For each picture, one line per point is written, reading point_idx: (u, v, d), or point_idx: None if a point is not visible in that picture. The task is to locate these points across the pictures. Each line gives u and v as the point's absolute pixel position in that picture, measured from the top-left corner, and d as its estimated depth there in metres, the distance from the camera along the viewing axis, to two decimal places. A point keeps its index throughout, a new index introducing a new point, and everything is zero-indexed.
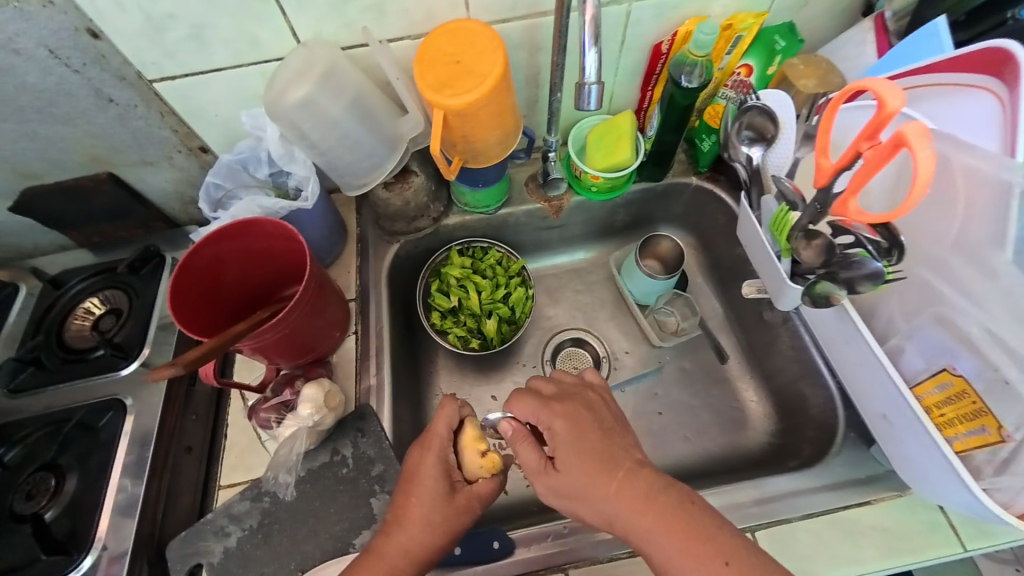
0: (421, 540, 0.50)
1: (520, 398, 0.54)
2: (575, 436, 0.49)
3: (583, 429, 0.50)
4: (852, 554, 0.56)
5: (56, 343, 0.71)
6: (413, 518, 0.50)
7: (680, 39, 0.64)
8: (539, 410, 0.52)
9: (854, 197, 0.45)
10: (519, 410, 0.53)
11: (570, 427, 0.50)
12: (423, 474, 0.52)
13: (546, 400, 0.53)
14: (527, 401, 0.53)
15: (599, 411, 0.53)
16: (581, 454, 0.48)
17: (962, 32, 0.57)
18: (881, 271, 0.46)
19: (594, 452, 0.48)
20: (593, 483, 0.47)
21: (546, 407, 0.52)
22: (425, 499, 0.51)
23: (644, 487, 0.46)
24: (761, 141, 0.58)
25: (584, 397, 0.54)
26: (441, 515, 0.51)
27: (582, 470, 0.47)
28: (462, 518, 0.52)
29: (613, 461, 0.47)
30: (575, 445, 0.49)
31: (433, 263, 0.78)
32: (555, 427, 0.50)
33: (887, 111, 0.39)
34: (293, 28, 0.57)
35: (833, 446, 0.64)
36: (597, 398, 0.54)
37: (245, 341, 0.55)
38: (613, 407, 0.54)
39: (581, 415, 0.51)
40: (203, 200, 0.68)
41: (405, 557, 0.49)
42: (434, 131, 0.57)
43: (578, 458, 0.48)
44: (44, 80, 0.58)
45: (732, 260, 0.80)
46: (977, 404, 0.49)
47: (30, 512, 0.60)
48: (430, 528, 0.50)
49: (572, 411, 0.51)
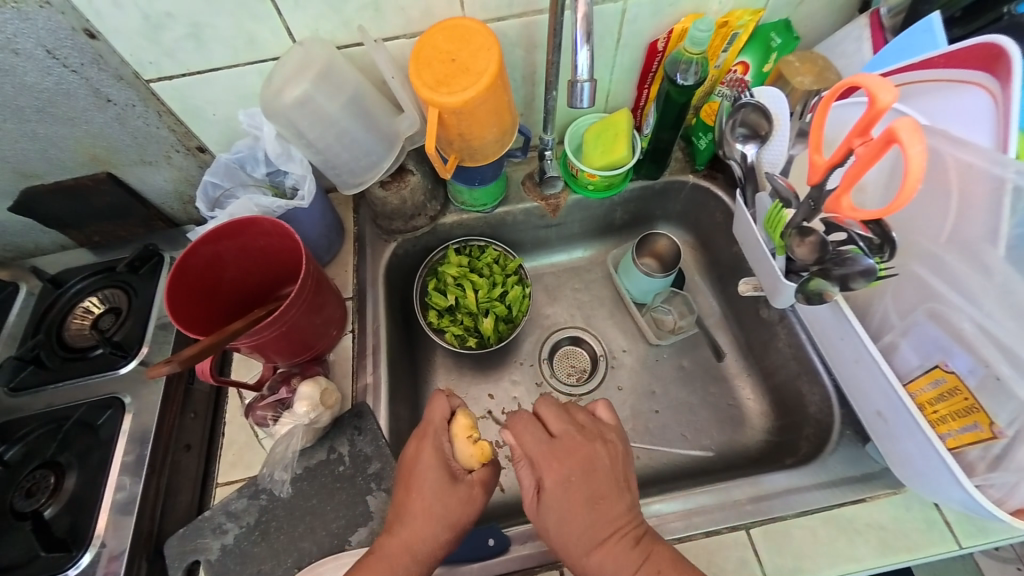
0: (424, 533, 0.50)
1: (524, 431, 0.54)
2: (560, 492, 0.50)
3: (572, 491, 0.50)
4: (848, 552, 0.56)
5: (57, 342, 0.72)
6: (418, 510, 0.51)
7: (676, 37, 0.64)
8: (537, 453, 0.52)
9: (847, 193, 0.45)
10: (522, 445, 0.54)
11: (558, 483, 0.50)
12: (423, 465, 0.53)
13: (548, 445, 0.53)
14: (530, 438, 0.54)
15: (597, 473, 0.51)
16: (563, 513, 0.50)
17: (957, 29, 0.56)
18: (874, 267, 0.46)
19: (578, 517, 0.49)
20: (569, 545, 0.49)
21: (544, 450, 0.52)
22: (428, 490, 0.51)
23: (617, 558, 0.48)
24: (755, 138, 0.58)
25: (586, 452, 0.52)
26: (447, 505, 0.51)
27: (563, 530, 0.50)
28: (466, 510, 0.52)
29: (595, 530, 0.49)
30: (559, 503, 0.50)
31: (430, 262, 0.79)
32: (545, 479, 0.51)
33: (878, 107, 0.39)
34: (289, 27, 0.57)
35: (830, 444, 0.64)
36: (604, 451, 0.53)
37: (241, 340, 0.55)
38: (616, 467, 0.53)
39: (575, 472, 0.51)
40: (201, 199, 0.68)
41: (408, 554, 0.49)
42: (429, 129, 0.57)
43: (558, 515, 0.50)
44: (43, 81, 0.58)
45: (730, 258, 0.80)
46: (970, 400, 0.49)
47: (30, 510, 0.60)
48: (433, 519, 0.50)
49: (566, 466, 0.51)
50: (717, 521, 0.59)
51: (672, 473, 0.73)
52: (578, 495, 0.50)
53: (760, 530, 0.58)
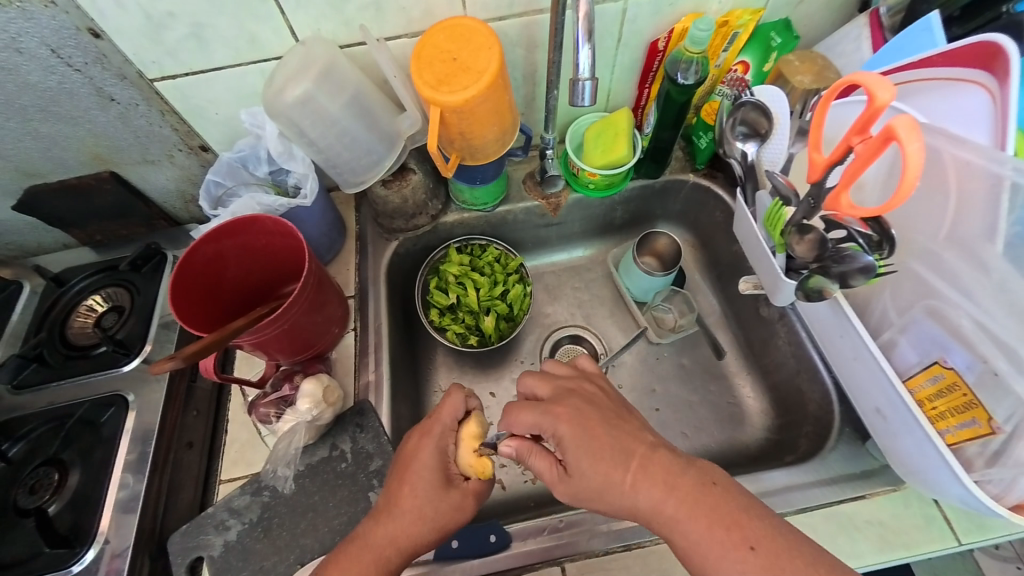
0: (411, 530, 0.50)
1: (518, 408, 0.52)
2: (581, 437, 0.47)
3: (590, 427, 0.48)
4: (847, 548, 0.56)
5: (59, 340, 0.72)
6: (408, 507, 0.51)
7: (676, 37, 0.64)
8: (539, 415, 0.50)
9: (846, 191, 0.45)
10: (518, 420, 0.51)
11: (575, 428, 0.48)
12: (422, 463, 0.53)
13: (546, 402, 0.51)
14: (525, 408, 0.52)
15: (600, 405, 0.51)
16: (592, 451, 0.46)
17: (956, 28, 0.56)
18: (873, 264, 0.46)
19: (607, 449, 0.46)
20: (611, 479, 0.45)
21: (544, 410, 0.50)
22: (422, 488, 0.51)
23: (661, 472, 0.44)
24: (755, 136, 0.59)
25: (580, 394, 0.52)
26: (440, 508, 0.51)
27: (599, 468, 0.46)
28: (455, 517, 0.52)
29: (625, 452, 0.46)
30: (584, 445, 0.47)
31: (431, 261, 0.79)
32: (561, 431, 0.48)
33: (877, 104, 0.40)
34: (292, 27, 0.58)
35: (829, 442, 0.65)
36: (593, 390, 0.53)
37: (243, 338, 0.55)
38: (612, 397, 0.53)
39: (582, 410, 0.49)
40: (203, 198, 0.69)
41: (392, 547, 0.50)
42: (431, 128, 0.57)
43: (590, 458, 0.46)
44: (47, 80, 0.59)
45: (729, 257, 0.80)
46: (968, 396, 0.49)
47: (33, 507, 0.61)
48: (422, 519, 0.51)
49: (572, 410, 0.50)
50: None
51: None
52: (598, 430, 0.47)
53: None
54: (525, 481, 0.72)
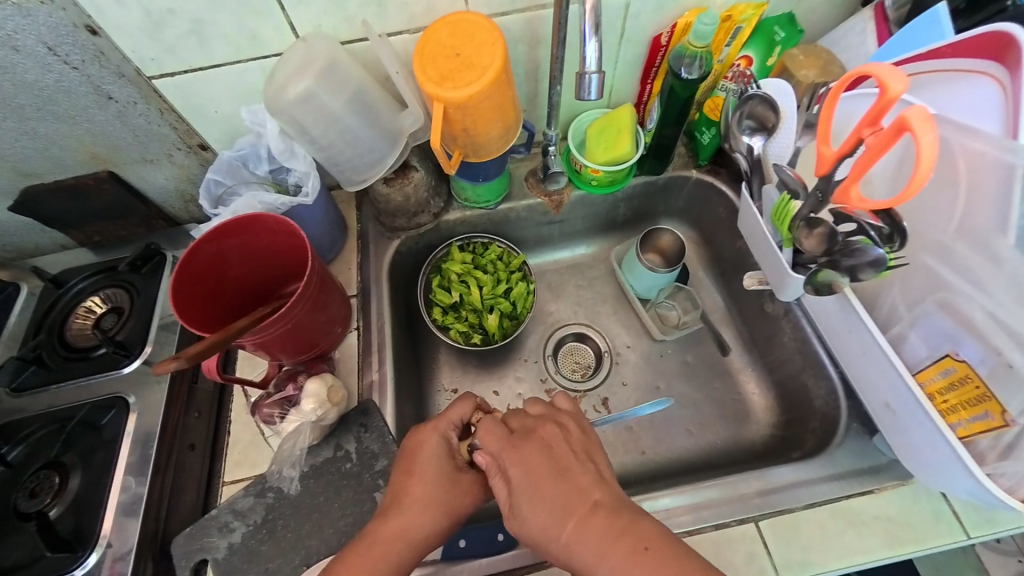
0: (420, 522, 0.50)
1: (484, 429, 0.55)
2: (528, 483, 0.49)
3: (538, 475, 0.49)
4: (856, 544, 0.56)
5: (58, 342, 0.71)
6: (416, 497, 0.51)
7: (679, 31, 0.64)
8: (500, 448, 0.52)
9: (855, 184, 0.45)
10: (487, 443, 0.53)
11: (523, 472, 0.50)
12: (427, 452, 0.53)
13: (508, 439, 0.53)
14: (492, 434, 0.54)
15: (556, 453, 0.51)
16: (536, 499, 0.48)
17: (961, 21, 0.55)
18: (884, 257, 0.45)
19: (551, 501, 0.47)
20: (549, 531, 0.46)
21: (502, 446, 0.52)
22: (428, 477, 0.52)
23: (596, 534, 0.44)
24: (762, 130, 0.58)
25: (541, 439, 0.52)
26: (447, 493, 0.52)
27: (539, 519, 0.47)
28: (464, 500, 0.53)
29: (566, 508, 0.47)
30: (528, 493, 0.48)
31: (433, 259, 0.78)
32: (511, 475, 0.50)
33: (889, 96, 0.39)
34: (293, 23, 0.57)
35: (836, 437, 0.64)
36: (555, 432, 0.53)
37: (247, 336, 0.54)
38: (573, 443, 0.52)
39: (535, 458, 0.50)
40: (203, 197, 0.68)
41: (403, 540, 0.49)
42: (434, 125, 0.57)
43: (531, 507, 0.48)
44: (44, 78, 0.58)
45: (734, 254, 0.80)
46: (981, 389, 0.48)
47: (34, 511, 0.60)
48: (430, 506, 0.50)
49: (527, 457, 0.51)
50: (727, 514, 0.58)
51: (678, 468, 0.73)
52: (545, 482, 0.48)
53: (769, 523, 0.58)
54: None
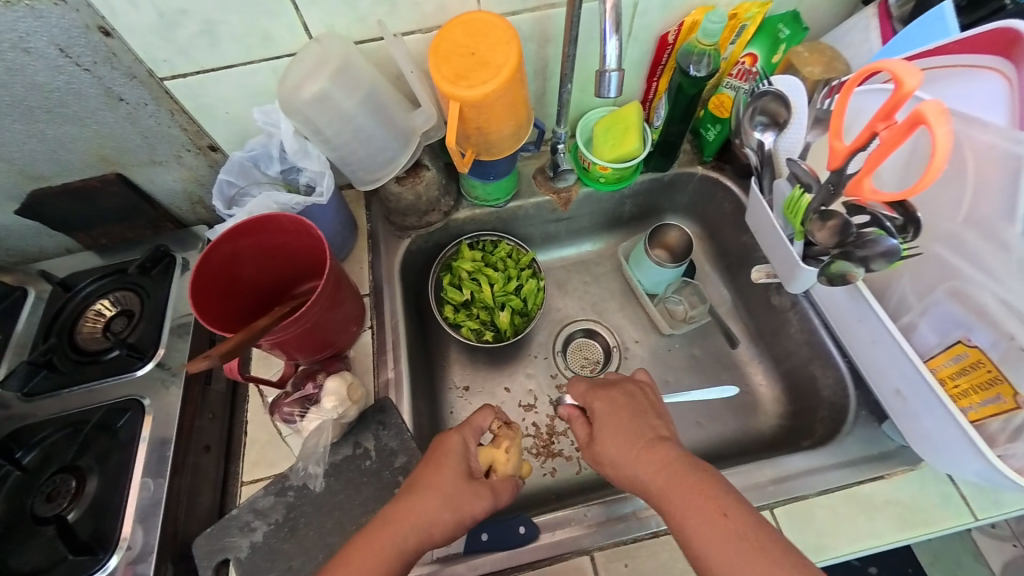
0: (429, 509, 0.51)
1: (579, 380, 0.62)
2: (609, 411, 0.56)
3: (616, 407, 0.56)
4: (867, 528, 0.58)
5: (69, 346, 0.71)
6: (431, 487, 0.52)
7: (686, 29, 0.64)
8: (587, 388, 0.60)
9: (868, 177, 0.46)
10: (576, 389, 0.61)
11: (607, 403, 0.57)
12: (449, 449, 0.55)
13: (593, 382, 0.60)
14: (582, 382, 0.62)
15: (639, 397, 0.57)
16: (612, 426, 0.54)
17: (961, 18, 0.57)
18: (898, 247, 0.48)
19: (625, 428, 0.54)
20: (620, 451, 0.52)
21: (592, 386, 0.59)
22: (447, 471, 0.53)
23: (662, 455, 0.50)
24: (773, 126, 0.59)
25: (624, 385, 0.59)
26: (460, 493, 0.52)
27: (614, 440, 0.53)
28: (473, 504, 0.52)
29: (637, 435, 0.53)
30: (609, 419, 0.55)
31: (444, 258, 0.79)
32: (596, 406, 0.57)
33: (904, 91, 0.41)
34: (305, 24, 0.57)
35: (845, 425, 0.66)
36: (640, 388, 0.59)
37: (267, 336, 0.55)
38: (652, 394, 0.59)
39: (620, 395, 0.57)
40: (217, 198, 0.68)
41: (410, 524, 0.50)
42: (450, 123, 0.58)
43: (609, 431, 0.54)
44: (54, 80, 0.57)
45: (739, 248, 0.81)
46: (993, 373, 0.50)
47: (52, 514, 0.60)
48: (442, 497, 0.51)
49: (612, 395, 0.57)
50: None
51: None
52: (624, 415, 0.55)
53: (783, 509, 0.59)
54: (546, 476, 0.74)
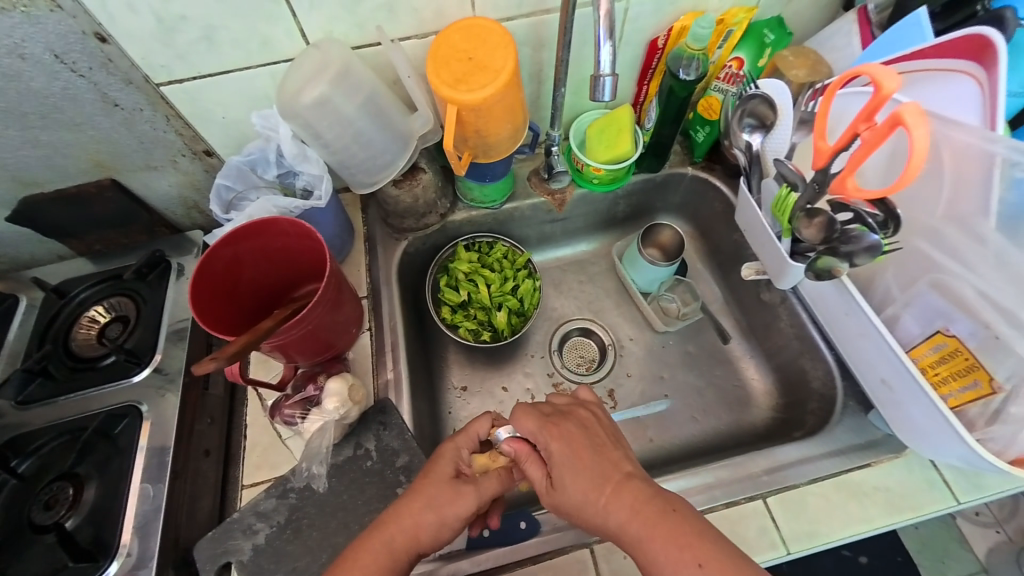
0: (413, 514, 0.52)
1: (522, 412, 0.58)
2: (565, 454, 0.53)
3: (575, 447, 0.53)
4: (857, 514, 0.60)
5: (64, 352, 0.70)
6: (418, 491, 0.53)
7: (675, 35, 0.67)
8: (538, 426, 0.56)
9: (851, 175, 0.48)
10: (522, 426, 0.57)
11: (564, 444, 0.54)
12: (439, 456, 0.56)
13: (546, 417, 0.57)
14: (528, 415, 0.57)
15: (593, 431, 0.56)
16: (575, 469, 0.52)
17: (938, 23, 0.59)
18: (879, 243, 0.50)
19: (589, 470, 0.51)
20: (586, 496, 0.50)
21: (544, 427, 0.56)
22: (433, 478, 0.54)
23: (631, 496, 0.48)
24: (761, 128, 0.61)
25: (578, 418, 0.57)
26: (439, 492, 0.53)
27: (579, 487, 0.50)
28: (455, 505, 0.53)
29: (602, 475, 0.51)
30: (569, 463, 0.52)
31: (440, 259, 0.80)
32: (551, 447, 0.54)
33: (884, 93, 0.43)
34: (304, 29, 0.58)
35: (835, 415, 0.68)
36: (589, 416, 0.58)
37: (270, 338, 0.55)
38: (605, 425, 0.57)
39: (575, 434, 0.55)
40: (215, 202, 0.68)
41: (396, 527, 0.51)
42: (448, 127, 0.59)
43: (571, 475, 0.52)
44: (49, 86, 0.57)
45: (730, 246, 0.83)
46: (970, 360, 0.53)
47: (50, 522, 0.59)
48: (426, 503, 0.52)
49: (565, 433, 0.55)
50: (736, 492, 0.62)
51: (685, 453, 0.76)
52: (585, 456, 0.53)
53: (777, 499, 0.61)
54: None
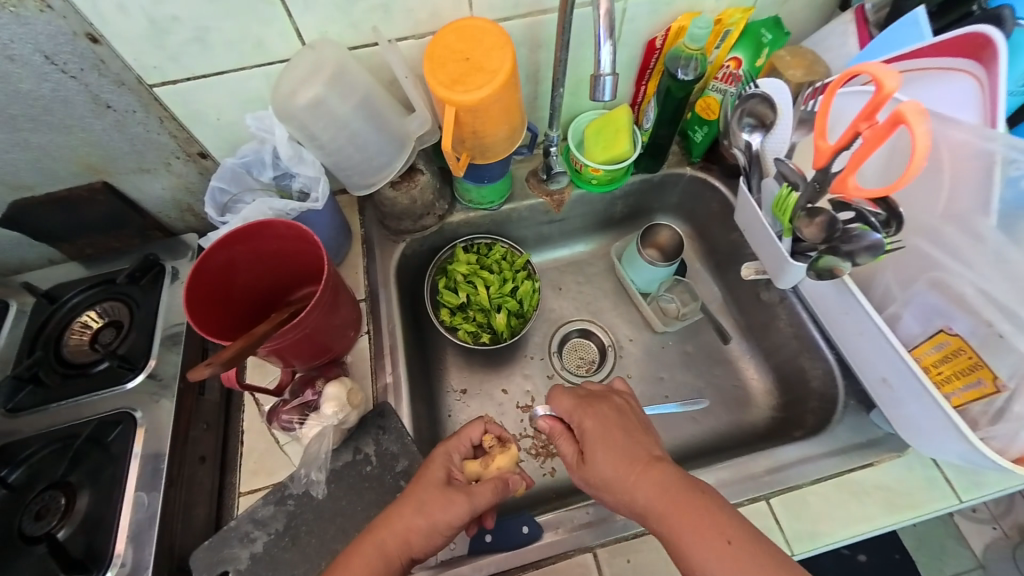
0: (404, 517, 0.51)
1: (561, 393, 0.59)
2: (600, 431, 0.53)
3: (609, 426, 0.54)
4: (859, 513, 0.60)
5: (55, 359, 0.69)
6: (408, 495, 0.53)
7: (673, 34, 0.67)
8: (573, 405, 0.57)
9: (852, 174, 0.48)
10: (559, 404, 0.59)
11: (598, 422, 0.54)
12: (430, 460, 0.56)
13: (581, 398, 0.58)
14: (565, 397, 0.58)
15: (627, 415, 0.56)
16: (607, 447, 0.52)
17: (934, 22, 0.59)
18: (881, 241, 0.49)
19: (621, 448, 0.51)
20: (618, 472, 0.50)
21: (581, 406, 0.57)
22: (424, 481, 0.54)
23: (662, 476, 0.48)
24: (760, 127, 0.61)
25: (612, 402, 0.57)
26: (430, 497, 0.52)
27: (610, 463, 0.51)
28: (445, 511, 0.51)
29: (633, 455, 0.51)
30: (602, 441, 0.53)
31: (438, 261, 0.79)
32: (586, 423, 0.55)
33: (885, 91, 0.43)
34: (299, 30, 0.57)
35: (836, 414, 0.68)
36: (625, 402, 0.58)
37: (266, 343, 0.54)
38: (636, 411, 0.57)
39: (609, 414, 0.55)
40: (209, 205, 0.67)
41: (386, 530, 0.51)
42: (445, 128, 0.58)
43: (604, 452, 0.52)
44: (39, 87, 0.56)
45: (729, 246, 0.83)
46: (973, 359, 0.53)
47: (42, 533, 0.58)
48: (417, 505, 0.52)
49: (599, 412, 0.55)
50: (739, 492, 0.61)
51: (686, 454, 0.76)
52: (618, 436, 0.53)
53: (779, 499, 0.61)
54: (546, 474, 0.74)
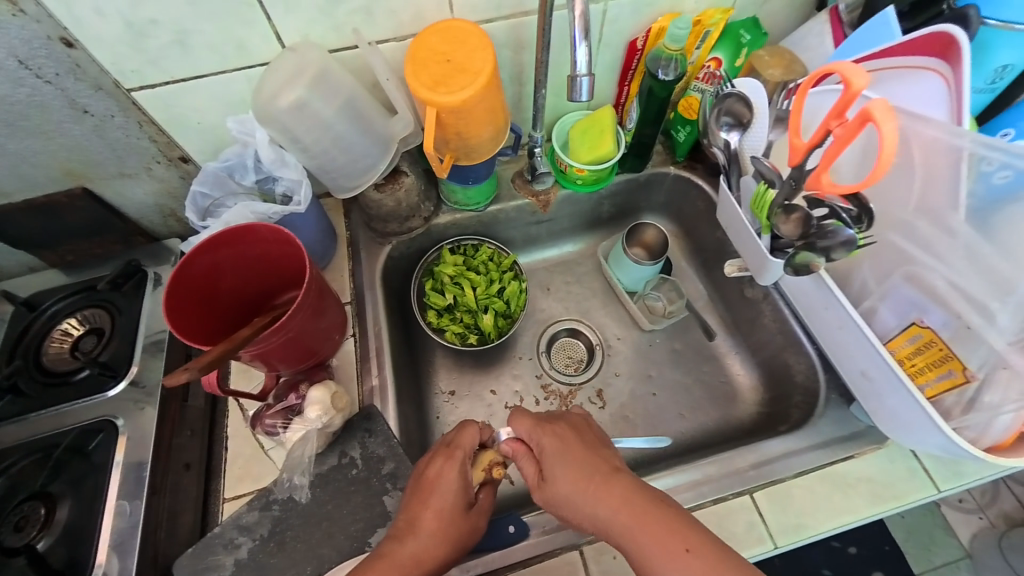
0: (435, 551, 0.50)
1: (519, 415, 0.59)
2: (558, 449, 0.54)
3: (567, 443, 0.55)
4: (841, 505, 0.61)
5: (35, 368, 0.68)
6: (431, 528, 0.51)
7: (654, 36, 0.67)
8: (532, 426, 0.58)
9: (825, 171, 0.50)
10: (519, 427, 0.58)
11: (557, 441, 0.55)
12: (444, 487, 0.54)
13: (539, 420, 0.58)
14: (523, 419, 0.59)
15: (583, 433, 0.57)
16: (566, 461, 0.53)
17: (906, 22, 0.60)
18: (854, 237, 0.50)
19: (578, 462, 0.52)
20: (575, 486, 0.51)
21: (541, 428, 0.57)
22: (444, 507, 0.53)
23: (620, 490, 0.49)
24: (738, 126, 0.62)
25: (568, 420, 0.59)
26: (453, 523, 0.53)
27: (568, 478, 0.52)
28: (471, 535, 0.54)
29: (590, 469, 0.52)
30: (559, 458, 0.53)
31: (426, 263, 0.79)
32: (543, 443, 0.55)
33: (853, 90, 0.45)
34: (279, 33, 0.57)
35: (819, 408, 0.69)
36: (579, 420, 0.59)
37: (248, 347, 0.53)
38: (594, 430, 0.58)
39: (566, 433, 0.56)
40: (191, 210, 0.67)
41: (417, 567, 0.49)
42: (428, 129, 0.58)
43: (561, 466, 0.53)
44: (15, 93, 0.56)
45: (714, 243, 0.84)
46: (944, 351, 0.55)
47: (21, 544, 0.57)
48: (445, 538, 0.51)
49: (556, 435, 0.56)
50: (725, 488, 0.62)
51: (674, 450, 0.77)
52: (574, 449, 0.54)
53: (763, 493, 0.62)
54: None
